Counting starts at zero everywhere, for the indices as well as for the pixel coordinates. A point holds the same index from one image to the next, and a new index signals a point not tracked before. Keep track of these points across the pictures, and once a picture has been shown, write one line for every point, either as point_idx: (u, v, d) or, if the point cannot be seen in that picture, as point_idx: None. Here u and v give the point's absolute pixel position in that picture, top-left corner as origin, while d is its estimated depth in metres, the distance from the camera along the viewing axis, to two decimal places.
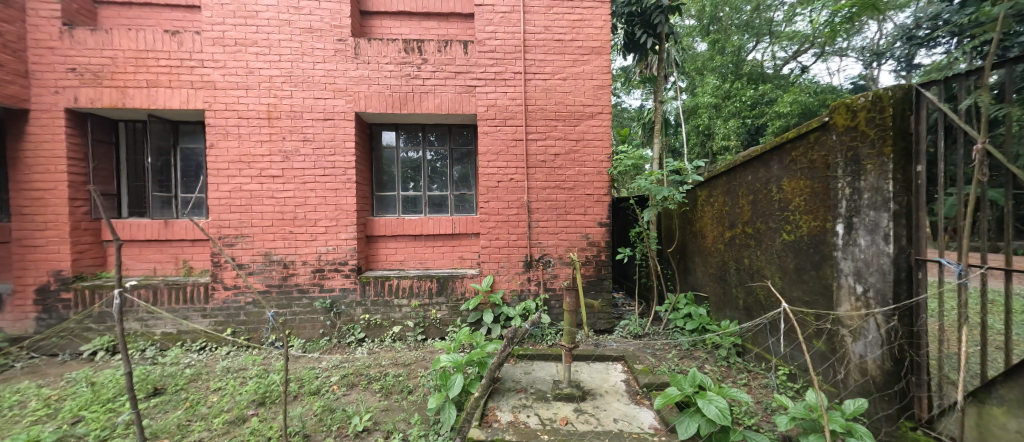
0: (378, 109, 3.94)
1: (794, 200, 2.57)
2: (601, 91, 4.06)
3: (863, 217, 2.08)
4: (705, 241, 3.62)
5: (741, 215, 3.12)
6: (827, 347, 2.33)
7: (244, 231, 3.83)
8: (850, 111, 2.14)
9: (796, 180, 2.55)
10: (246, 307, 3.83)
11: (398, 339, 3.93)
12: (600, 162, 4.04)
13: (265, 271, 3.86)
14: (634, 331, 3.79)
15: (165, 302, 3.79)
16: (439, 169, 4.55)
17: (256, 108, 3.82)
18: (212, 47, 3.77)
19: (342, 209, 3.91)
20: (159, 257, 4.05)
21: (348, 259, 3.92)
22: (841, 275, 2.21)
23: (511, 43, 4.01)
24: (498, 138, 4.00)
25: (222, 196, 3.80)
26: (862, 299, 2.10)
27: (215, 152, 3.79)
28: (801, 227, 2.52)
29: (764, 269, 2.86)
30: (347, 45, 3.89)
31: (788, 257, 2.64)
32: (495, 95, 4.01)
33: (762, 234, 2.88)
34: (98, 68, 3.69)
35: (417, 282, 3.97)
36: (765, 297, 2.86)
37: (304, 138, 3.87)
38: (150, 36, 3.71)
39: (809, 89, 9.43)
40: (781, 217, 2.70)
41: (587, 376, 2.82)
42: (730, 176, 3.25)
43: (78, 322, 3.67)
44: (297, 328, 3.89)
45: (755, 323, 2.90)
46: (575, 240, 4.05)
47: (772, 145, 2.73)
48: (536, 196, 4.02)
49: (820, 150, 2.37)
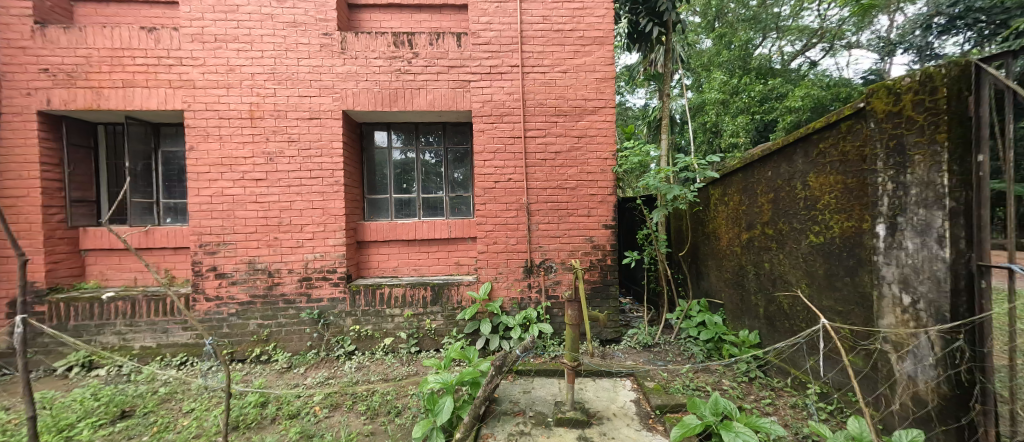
0: (366, 107, 3.70)
1: (823, 197, 2.31)
2: (605, 84, 3.79)
3: (911, 216, 1.79)
4: (719, 243, 3.35)
5: (760, 214, 2.85)
6: (868, 366, 2.05)
7: (227, 238, 3.61)
8: (892, 94, 1.86)
9: (825, 175, 2.29)
10: (229, 318, 3.63)
11: (390, 352, 3.67)
12: (604, 160, 3.78)
13: (248, 281, 3.63)
14: (643, 341, 3.54)
15: (144, 314, 3.57)
16: (434, 170, 4.31)
17: (238, 107, 3.60)
18: (190, 44, 3.56)
19: (329, 214, 3.68)
20: (139, 266, 3.85)
21: (336, 266, 3.69)
22: (883, 283, 1.93)
23: (508, 35, 3.76)
24: (495, 136, 3.75)
25: (203, 202, 3.59)
26: (910, 311, 1.82)
27: (195, 155, 3.58)
28: (831, 229, 2.26)
29: (790, 275, 2.59)
30: (332, 40, 3.67)
31: (816, 262, 2.37)
32: (491, 90, 3.76)
33: (785, 236, 2.62)
34: (71, 68, 3.49)
35: (409, 291, 3.71)
36: (792, 306, 2.59)
37: (288, 139, 3.65)
38: (126, 33, 3.52)
39: (822, 83, 9.08)
40: (807, 217, 2.43)
41: (593, 396, 2.55)
42: (746, 172, 2.97)
43: (53, 336, 3.47)
44: (283, 341, 3.65)
45: (791, 342, 2.56)
46: (579, 244, 3.78)
47: (796, 137, 2.46)
48: (535, 196, 3.76)
49: (855, 141, 2.10)
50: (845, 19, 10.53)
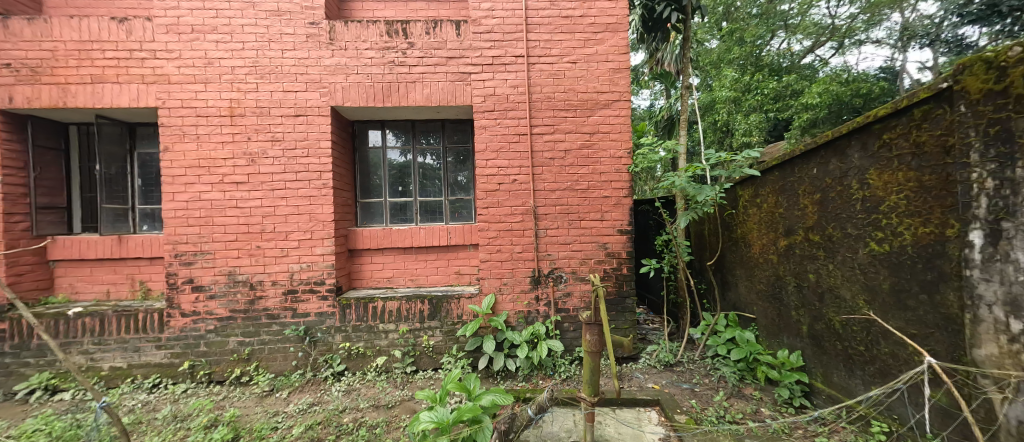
0: (357, 103, 3.37)
1: (888, 198, 1.95)
2: (618, 75, 3.44)
3: (1023, 222, 1.47)
4: (748, 250, 2.97)
5: (802, 218, 2.48)
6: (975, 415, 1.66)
7: (204, 247, 3.29)
8: (994, 68, 1.54)
9: (892, 172, 1.93)
10: (206, 336, 3.30)
11: (383, 372, 3.32)
12: (619, 158, 3.43)
13: (228, 295, 3.31)
14: (663, 359, 3.16)
15: (114, 332, 3.26)
16: (432, 172, 3.97)
17: (217, 104, 3.29)
18: (165, 35, 3.26)
19: (317, 220, 3.35)
20: (113, 278, 3.57)
21: (324, 277, 3.35)
22: (979, 304, 1.60)
23: (512, 22, 3.43)
24: (498, 134, 3.41)
25: (178, 207, 3.27)
26: (1021, 340, 1.49)
27: (169, 156, 3.27)
28: (900, 235, 1.90)
29: (842, 290, 2.23)
30: (320, 30, 3.35)
31: (880, 275, 2.02)
32: (494, 82, 3.42)
33: (836, 244, 2.25)
34: (35, 63, 3.20)
35: (405, 304, 3.37)
36: (845, 326, 2.23)
37: (272, 138, 3.33)
38: (94, 24, 3.22)
39: (840, 78, 8.73)
40: (865, 220, 2.08)
41: (614, 433, 2.25)
42: (784, 170, 2.60)
43: None
44: (266, 361, 3.31)
45: (886, 389, 1.99)
46: (591, 251, 3.42)
47: (851, 128, 2.10)
48: (543, 199, 3.41)
49: (933, 130, 1.76)
50: (857, 15, 10.22)
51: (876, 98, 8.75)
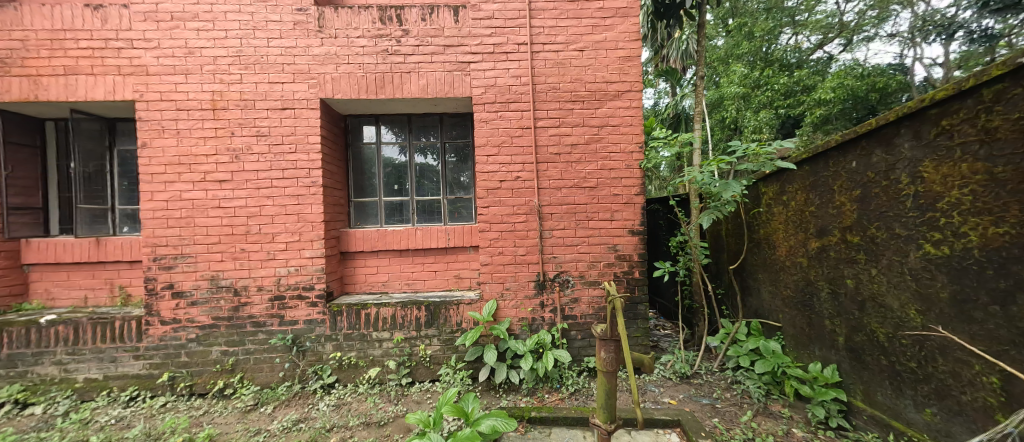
0: (349, 95, 3.14)
1: (948, 194, 1.70)
2: (629, 64, 3.19)
3: None
4: (773, 252, 2.71)
5: (838, 217, 2.22)
6: None
7: (185, 250, 3.07)
8: None
9: (954, 163, 1.68)
10: (187, 345, 3.08)
11: (377, 385, 3.09)
12: (630, 153, 3.17)
13: (211, 301, 3.09)
14: (679, 371, 2.90)
15: (89, 341, 3.04)
16: (430, 169, 3.73)
17: (198, 97, 3.07)
18: (143, 23, 3.05)
19: (305, 221, 3.12)
20: (90, 283, 3.36)
21: (313, 282, 3.12)
22: None
23: (514, 7, 3.19)
24: (499, 127, 3.17)
25: (158, 207, 3.05)
26: None
27: (147, 153, 3.05)
28: (964, 237, 1.66)
29: (888, 298, 1.97)
30: (308, 16, 3.12)
31: (936, 281, 1.77)
32: (495, 72, 3.18)
33: (880, 246, 1.99)
34: (4, 54, 2.99)
35: (400, 311, 3.13)
36: (892, 339, 1.98)
37: (257, 133, 3.10)
38: (68, 11, 3.01)
39: (854, 73, 8.44)
40: (918, 219, 1.82)
41: None
42: (817, 162, 2.35)
43: None
44: (251, 372, 3.09)
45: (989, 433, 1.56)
46: (600, 254, 3.17)
47: (901, 114, 1.85)
48: (548, 198, 3.16)
49: (1009, 113, 1.51)
50: (867, 11, 9.96)
51: (891, 94, 8.45)
